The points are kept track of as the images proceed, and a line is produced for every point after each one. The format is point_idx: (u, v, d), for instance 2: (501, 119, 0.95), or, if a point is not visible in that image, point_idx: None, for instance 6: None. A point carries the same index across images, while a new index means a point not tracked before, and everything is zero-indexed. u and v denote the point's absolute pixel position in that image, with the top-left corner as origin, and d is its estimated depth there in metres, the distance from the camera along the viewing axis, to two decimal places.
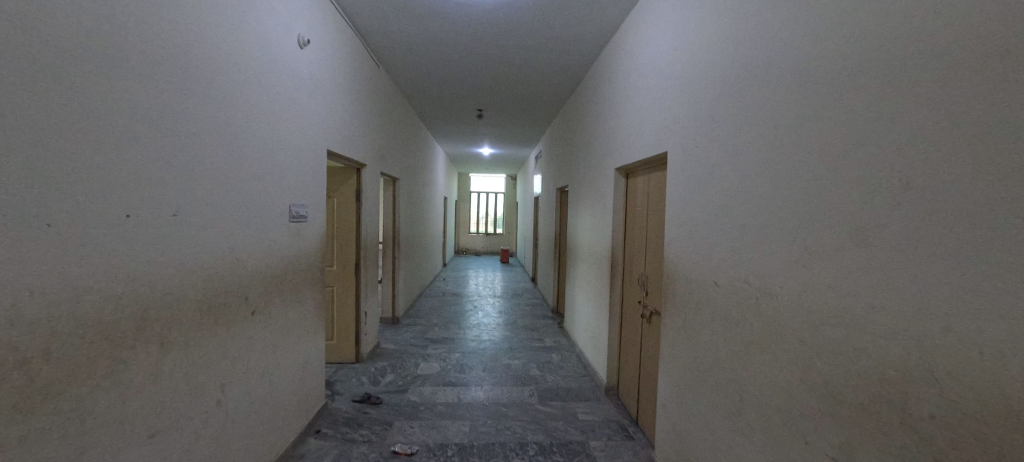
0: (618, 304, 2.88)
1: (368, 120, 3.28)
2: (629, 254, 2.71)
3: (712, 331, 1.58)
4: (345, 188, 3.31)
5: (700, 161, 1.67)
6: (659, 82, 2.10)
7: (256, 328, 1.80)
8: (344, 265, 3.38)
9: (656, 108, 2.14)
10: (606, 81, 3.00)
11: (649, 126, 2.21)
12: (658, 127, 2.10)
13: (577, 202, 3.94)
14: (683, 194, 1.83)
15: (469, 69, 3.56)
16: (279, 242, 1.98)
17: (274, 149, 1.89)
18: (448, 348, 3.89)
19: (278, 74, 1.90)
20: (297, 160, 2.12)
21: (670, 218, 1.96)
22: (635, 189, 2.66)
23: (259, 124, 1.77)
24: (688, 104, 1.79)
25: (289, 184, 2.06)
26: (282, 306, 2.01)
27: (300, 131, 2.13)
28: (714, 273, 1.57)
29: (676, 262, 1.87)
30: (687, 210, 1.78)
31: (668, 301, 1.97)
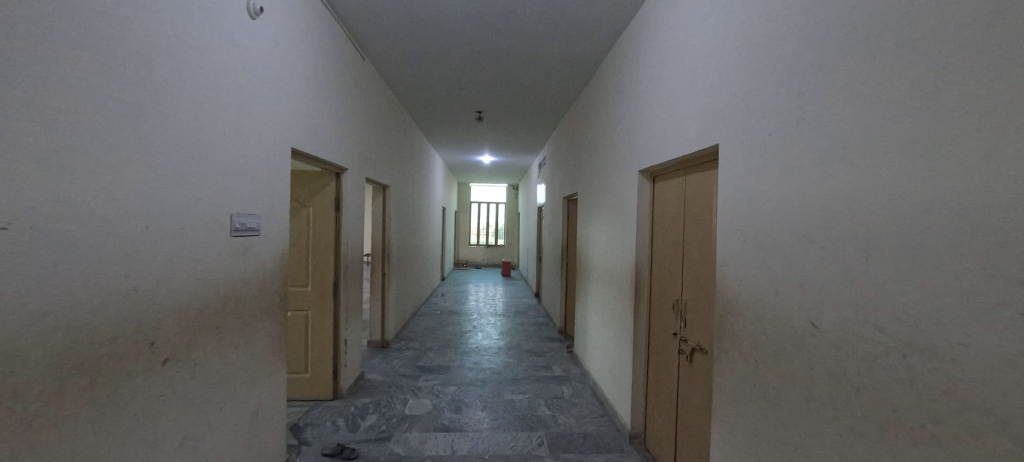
0: (646, 334, 2.39)
1: (349, 118, 2.87)
2: (660, 275, 2.23)
3: (806, 390, 1.12)
4: (321, 196, 2.85)
5: (778, 152, 1.22)
6: (705, 60, 1.67)
7: (172, 380, 1.33)
8: (320, 286, 2.88)
9: (699, 93, 1.70)
10: (627, 71, 2.57)
11: (690, 115, 1.77)
12: (703, 116, 1.66)
13: (589, 211, 3.47)
14: (744, 199, 1.38)
15: (465, 61, 3.18)
16: (217, 262, 1.54)
17: (208, 144, 1.46)
18: (443, 380, 3.38)
19: (212, 45, 1.46)
20: (245, 159, 1.69)
21: (722, 230, 1.51)
22: (666, 196, 2.20)
23: (183, 110, 1.34)
24: (753, 81, 1.35)
25: (233, 188, 1.62)
26: (223, 345, 1.57)
27: (250, 124, 1.71)
28: (805, 308, 1.12)
29: (735, 288, 1.42)
30: (755, 220, 1.32)
31: (724, 339, 1.50)
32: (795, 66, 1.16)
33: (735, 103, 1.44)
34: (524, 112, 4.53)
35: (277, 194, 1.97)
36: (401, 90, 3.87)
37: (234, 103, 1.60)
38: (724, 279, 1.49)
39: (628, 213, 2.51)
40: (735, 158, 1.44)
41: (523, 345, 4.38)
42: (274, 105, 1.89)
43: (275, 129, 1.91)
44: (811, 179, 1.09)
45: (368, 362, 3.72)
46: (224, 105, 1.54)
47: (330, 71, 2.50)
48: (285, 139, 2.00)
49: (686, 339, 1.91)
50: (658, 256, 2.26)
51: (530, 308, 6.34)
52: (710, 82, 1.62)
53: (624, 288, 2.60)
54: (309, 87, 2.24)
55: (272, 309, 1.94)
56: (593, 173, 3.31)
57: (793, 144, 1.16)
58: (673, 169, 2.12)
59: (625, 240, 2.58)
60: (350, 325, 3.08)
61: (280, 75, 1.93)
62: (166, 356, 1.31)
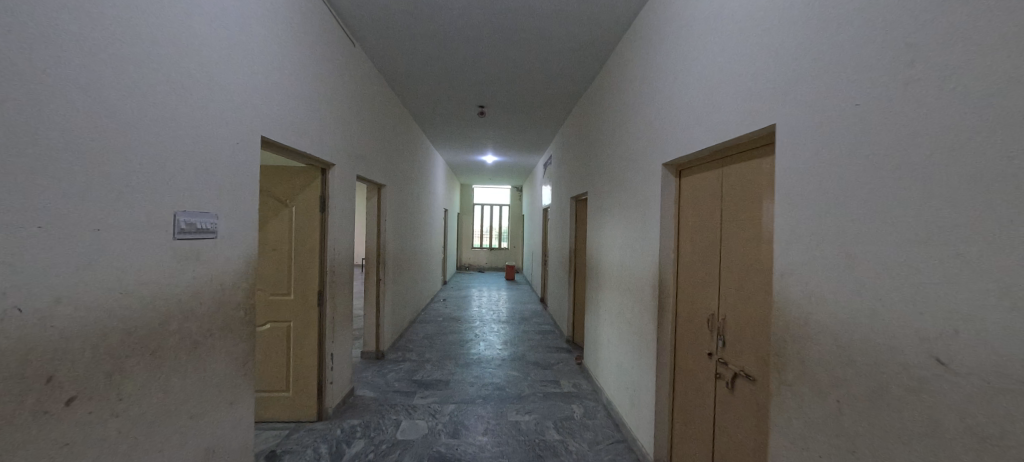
0: (672, 352, 2.06)
1: (336, 109, 2.60)
2: (690, 285, 1.92)
3: (928, 451, 0.82)
4: (306, 193, 2.56)
5: (870, 128, 0.92)
6: (752, 26, 1.38)
7: (84, 423, 1.05)
8: (303, 294, 2.58)
9: (743, 67, 1.41)
10: (647, 53, 2.27)
11: (730, 94, 1.47)
12: (749, 93, 1.36)
13: (602, 211, 3.16)
14: (814, 192, 1.08)
15: (465, 48, 2.90)
16: (153, 273, 1.25)
17: (144, 125, 1.20)
18: (440, 397, 3.07)
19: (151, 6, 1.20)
20: (197, 148, 1.41)
21: (780, 233, 1.21)
22: (698, 192, 1.89)
23: (101, 81, 1.07)
24: (823, 41, 1.05)
25: (182, 183, 1.35)
26: (164, 374, 1.29)
27: (206, 107, 1.44)
28: (923, 340, 0.81)
29: (803, 305, 1.11)
30: (832, 217, 1.02)
31: (785, 368, 1.19)
32: (898, 12, 0.87)
33: (797, 73, 1.14)
34: (529, 107, 4.24)
35: (245, 191, 1.69)
36: (397, 82, 3.60)
37: (183, 83, 1.33)
38: (786, 294, 1.19)
39: (649, 213, 2.20)
40: (798, 141, 1.13)
41: (528, 357, 4.06)
42: (239, 88, 1.62)
43: (241, 116, 1.64)
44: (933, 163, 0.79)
45: (359, 375, 3.42)
46: (167, 83, 1.27)
47: (312, 55, 2.23)
48: (254, 128, 1.73)
49: (726, 363, 1.59)
50: (688, 263, 1.94)
51: (535, 315, 6.01)
52: (759, 51, 1.32)
53: (644, 298, 2.29)
54: (285, 70, 1.97)
55: (235, 325, 1.65)
56: (606, 170, 3.01)
57: (896, 119, 0.86)
58: (706, 160, 1.82)
59: (645, 243, 2.27)
60: (338, 338, 2.79)
61: (247, 53, 1.66)
62: (73, 395, 1.02)
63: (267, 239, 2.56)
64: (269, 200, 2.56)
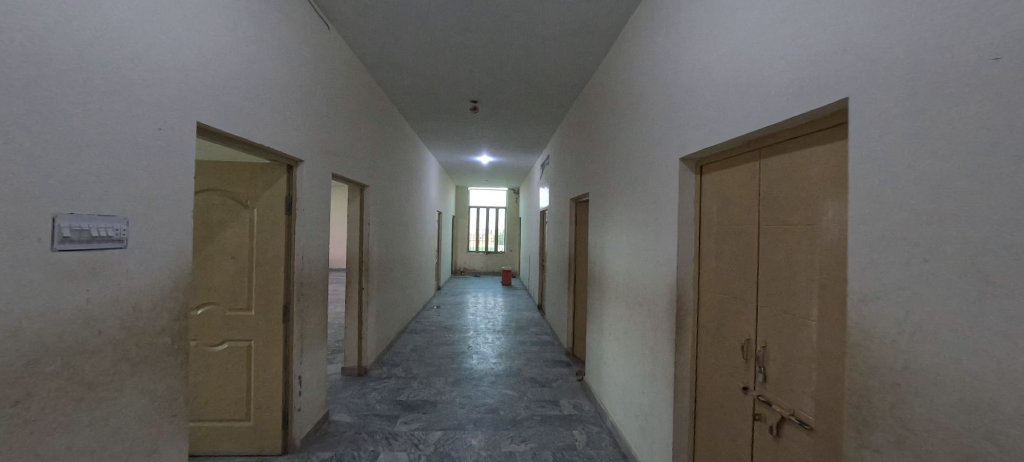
0: (695, 380, 1.75)
1: (305, 98, 2.28)
2: (718, 302, 1.61)
3: None
4: (270, 193, 2.24)
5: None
6: None
7: None
8: (266, 309, 2.25)
9: (794, 33, 1.11)
10: (661, 32, 1.97)
11: (776, 68, 1.17)
12: (805, 64, 1.06)
13: (606, 213, 2.84)
14: (918, 191, 0.78)
15: (453, 33, 2.60)
16: (15, 298, 0.93)
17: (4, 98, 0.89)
18: (427, 422, 2.74)
19: None
20: (98, 136, 1.10)
21: (858, 244, 0.91)
22: (727, 191, 1.59)
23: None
24: None
25: (69, 180, 1.03)
26: (34, 430, 0.98)
27: (113, 85, 1.13)
28: None
29: (902, 345, 0.81)
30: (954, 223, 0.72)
31: (867, 424, 0.89)
32: None
33: (886, 30, 0.84)
34: (525, 102, 3.94)
35: (175, 191, 1.37)
36: (381, 73, 3.29)
37: (74, 52, 1.03)
38: (869, 327, 0.88)
39: (664, 216, 1.89)
40: (890, 121, 0.83)
41: (525, 372, 3.74)
42: (165, 65, 1.31)
43: (168, 99, 1.32)
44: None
45: (337, 396, 3.09)
46: (46, 50, 0.97)
47: (272, 33, 1.92)
48: (189, 114, 1.41)
49: (772, 403, 1.28)
50: (715, 276, 1.64)
51: (532, 323, 5.69)
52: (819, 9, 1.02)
53: (658, 315, 1.97)
54: (235, 48, 1.66)
55: (158, 356, 1.33)
56: (610, 169, 2.70)
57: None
58: (736, 153, 1.51)
59: (659, 250, 1.95)
60: (309, 358, 2.47)
61: (177, 22, 1.35)
62: None
63: (225, 245, 2.24)
64: (228, 202, 2.23)
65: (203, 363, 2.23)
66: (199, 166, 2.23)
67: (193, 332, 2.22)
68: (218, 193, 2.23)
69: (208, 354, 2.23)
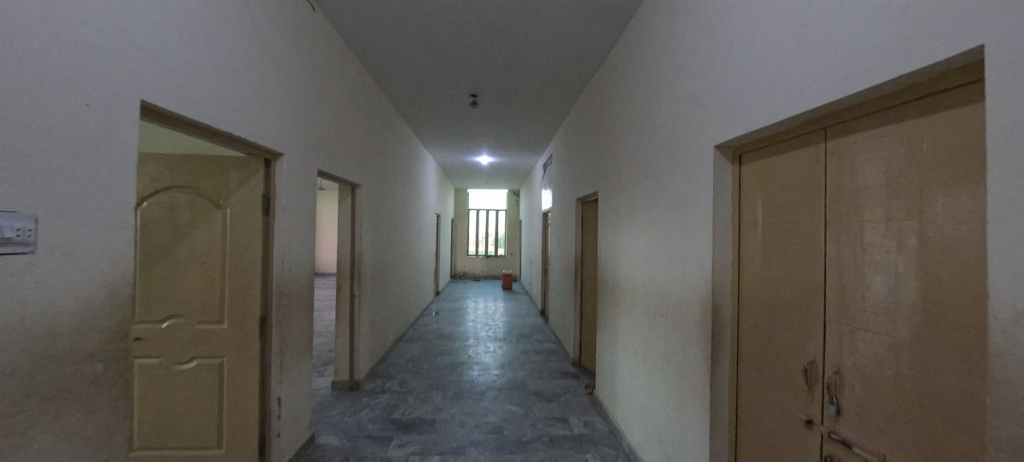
0: (739, 406, 1.49)
1: (283, 84, 2.04)
2: (766, 314, 1.36)
3: None
4: (243, 190, 1.99)
5: None
6: None
7: None
8: (239, 322, 1.98)
9: None
10: (686, 4, 1.73)
11: (857, 22, 0.93)
12: (905, 10, 0.82)
13: (619, 212, 2.59)
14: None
15: (451, 15, 2.36)
16: None
17: None
18: (424, 446, 2.47)
19: None
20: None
21: (1007, 242, 0.66)
22: (776, 182, 1.34)
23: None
24: None
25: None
26: None
27: (16, 45, 0.88)
28: None
29: None
30: None
31: None
32: None
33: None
34: (528, 96, 3.70)
35: (113, 182, 1.12)
36: (374, 63, 3.05)
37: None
38: None
39: (695, 213, 1.65)
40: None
41: (530, 384, 3.47)
42: (98, 28, 1.07)
43: (101, 70, 1.08)
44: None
45: (326, 414, 2.82)
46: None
47: (242, 6, 1.68)
48: (130, 90, 1.17)
49: (855, 445, 1.03)
50: (762, 282, 1.39)
51: (534, 331, 5.42)
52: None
53: (687, 327, 1.71)
54: (193, 17, 1.41)
55: (86, 387, 1.07)
56: (624, 163, 2.45)
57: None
58: (790, 137, 1.27)
59: (689, 254, 1.69)
60: (291, 375, 2.21)
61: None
62: None
63: (194, 250, 1.98)
64: (197, 200, 1.97)
65: (167, 384, 1.96)
66: (163, 160, 1.96)
67: (158, 348, 1.96)
68: (184, 191, 1.97)
69: (174, 373, 1.97)
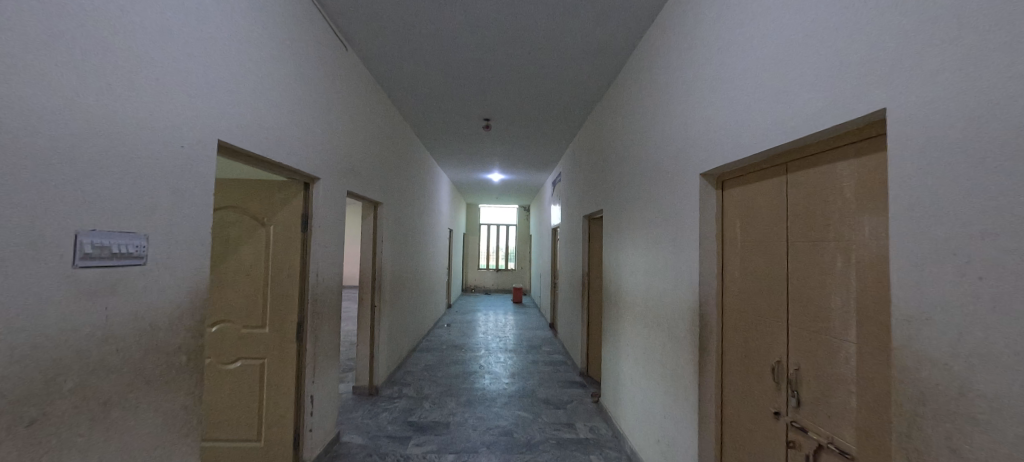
0: (721, 405, 1.67)
1: (325, 120, 2.32)
2: (742, 323, 1.55)
3: None
4: (285, 211, 2.25)
5: (1013, 123, 0.67)
6: (813, 11, 1.11)
7: None
8: (279, 326, 2.24)
9: (806, 61, 1.12)
10: (674, 54, 1.98)
11: (811, 60, 1.10)
12: (855, 54, 0.96)
13: (621, 230, 2.79)
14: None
15: (468, 59, 2.72)
16: (68, 315, 1.00)
17: (98, 138, 1.04)
18: (439, 445, 2.67)
19: (115, 14, 1.07)
20: (91, 144, 1.03)
21: (939, 252, 0.79)
22: (747, 210, 1.56)
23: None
24: (917, 33, 0.82)
25: (43, 184, 0.93)
26: (113, 430, 1.12)
27: (111, 84, 1.07)
28: None
29: (930, 364, 0.80)
30: (970, 245, 0.73)
31: (904, 447, 0.85)
32: None
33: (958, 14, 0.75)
34: (538, 121, 3.96)
35: (201, 209, 1.42)
36: (397, 95, 3.37)
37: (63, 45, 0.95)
38: (904, 345, 0.86)
39: (684, 234, 1.85)
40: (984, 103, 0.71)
41: (538, 393, 3.64)
42: (178, 76, 1.28)
43: (177, 110, 1.28)
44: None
45: (348, 416, 3.02)
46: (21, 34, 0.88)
47: (293, 52, 1.94)
48: (199, 129, 1.38)
49: (806, 430, 1.21)
50: (740, 296, 1.58)
51: (544, 343, 5.57)
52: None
53: (679, 336, 1.89)
54: (250, 60, 1.63)
55: (177, 375, 1.34)
56: (626, 186, 2.67)
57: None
58: (762, 168, 1.45)
59: (679, 270, 1.90)
60: (321, 377, 2.44)
61: (182, 23, 1.28)
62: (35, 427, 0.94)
63: (241, 262, 2.25)
64: (245, 219, 2.26)
65: (214, 382, 2.19)
66: (218, 183, 2.26)
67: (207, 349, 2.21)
68: (235, 210, 2.26)
69: (220, 372, 2.20)
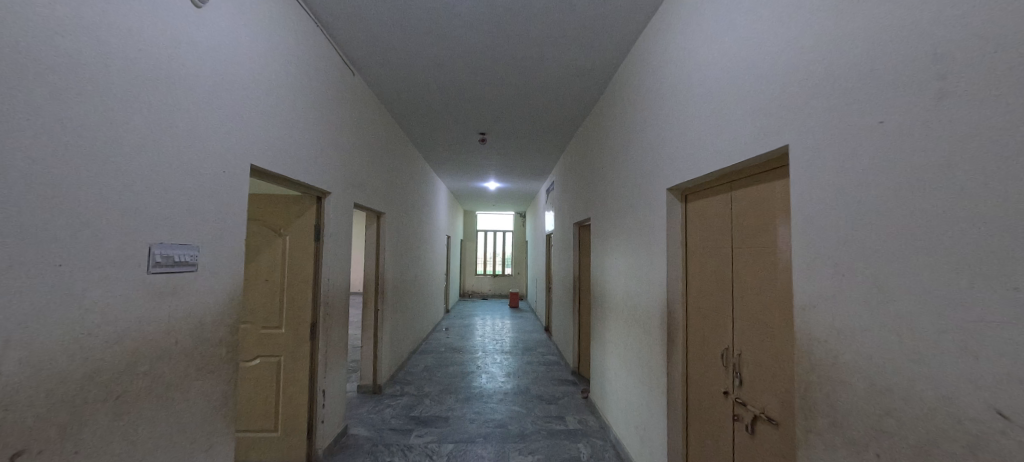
0: (686, 390, 1.92)
1: (336, 140, 2.58)
2: (699, 318, 1.81)
3: None
4: (300, 223, 2.50)
5: (855, 164, 0.94)
6: (740, 64, 1.38)
7: (125, 434, 1.18)
8: (295, 326, 2.47)
9: (736, 103, 1.39)
10: (643, 83, 2.26)
11: (740, 103, 1.37)
12: (767, 101, 1.23)
13: (605, 237, 3.06)
14: (865, 211, 0.91)
15: (465, 83, 2.99)
16: (145, 311, 1.25)
17: (169, 170, 1.30)
18: (439, 436, 2.90)
19: (181, 72, 1.34)
20: (164, 175, 1.29)
21: (822, 257, 1.04)
22: (703, 220, 1.82)
23: (27, 77, 0.91)
24: (802, 92, 1.09)
25: (128, 208, 1.17)
26: (176, 405, 1.36)
27: (178, 126, 1.33)
28: (918, 374, 0.81)
29: (815, 341, 1.06)
30: (835, 251, 1.00)
31: (801, 405, 1.11)
32: (858, 76, 0.93)
33: (830, 78, 1.00)
34: (530, 135, 4.24)
35: (238, 223, 1.67)
36: (399, 114, 3.64)
37: (138, 96, 1.18)
38: (800, 328, 1.12)
39: (654, 241, 2.11)
40: (845, 149, 0.96)
41: (532, 390, 3.87)
42: (223, 115, 1.54)
43: (222, 143, 1.54)
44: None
45: (354, 412, 3.25)
46: (112, 90, 1.11)
47: (310, 83, 2.21)
48: (238, 157, 1.64)
49: (745, 403, 1.46)
50: (698, 295, 1.83)
51: (540, 345, 5.81)
52: (778, 55, 1.19)
53: (652, 330, 2.15)
54: (276, 94, 1.89)
55: (221, 363, 1.58)
56: (608, 197, 2.93)
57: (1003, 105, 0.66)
58: (713, 185, 1.72)
59: (651, 273, 2.16)
60: (332, 373, 2.67)
61: (224, 70, 1.54)
62: (124, 398, 1.18)
63: (260, 269, 2.50)
64: (264, 230, 2.51)
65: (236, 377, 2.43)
66: None
67: None
68: (255, 222, 2.51)
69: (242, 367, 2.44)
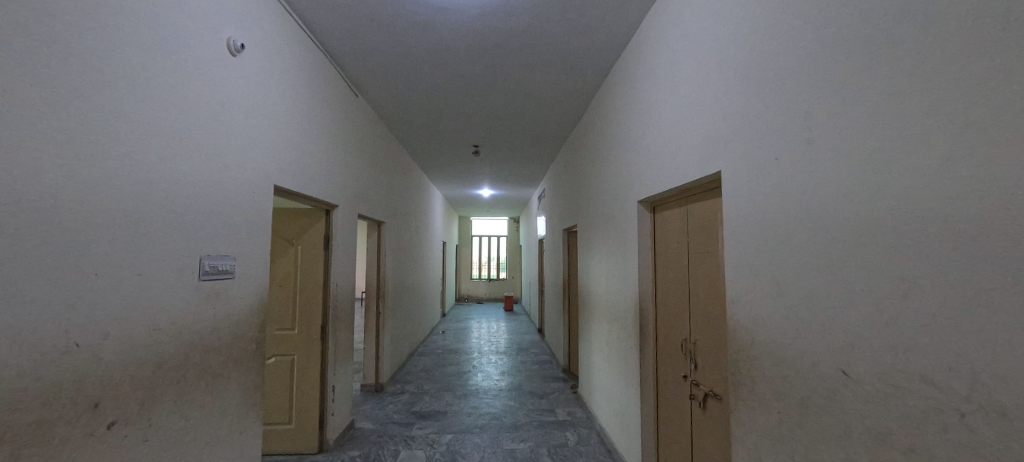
0: (655, 376, 2.20)
1: (343, 158, 2.84)
2: (664, 313, 2.09)
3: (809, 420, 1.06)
4: (311, 233, 2.76)
5: (760, 190, 1.22)
6: (686, 101, 1.67)
7: (184, 412, 1.44)
8: (307, 327, 2.72)
9: (684, 134, 1.68)
10: (616, 107, 2.56)
11: (687, 134, 1.66)
12: (705, 135, 1.52)
13: (589, 243, 3.34)
14: (767, 226, 1.20)
15: (459, 104, 3.27)
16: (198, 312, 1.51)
17: (215, 194, 1.57)
18: (439, 428, 3.15)
19: (223, 113, 1.61)
20: (211, 198, 1.55)
21: (742, 261, 1.32)
22: (667, 228, 2.11)
23: (114, 128, 1.16)
24: (726, 131, 1.39)
25: (187, 226, 1.43)
26: (220, 390, 1.62)
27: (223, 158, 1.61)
28: (797, 347, 1.09)
29: (738, 327, 1.35)
30: (750, 257, 1.28)
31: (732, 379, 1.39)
32: (760, 123, 1.23)
33: (745, 121, 1.29)
34: (521, 148, 4.52)
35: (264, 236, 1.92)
36: (399, 130, 3.91)
37: (192, 135, 1.44)
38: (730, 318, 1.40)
39: (628, 247, 2.40)
40: (754, 177, 1.25)
41: (525, 386, 4.13)
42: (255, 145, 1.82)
43: (254, 168, 1.81)
44: (877, 194, 0.85)
45: (359, 407, 3.50)
46: (175, 133, 1.37)
47: (321, 110, 2.47)
48: (265, 179, 1.91)
49: (698, 383, 1.74)
50: (663, 294, 2.12)
51: (533, 346, 6.05)
52: (711, 99, 1.48)
53: (628, 325, 2.42)
54: (294, 123, 2.15)
55: (251, 357, 1.83)
56: (591, 206, 3.22)
57: (835, 155, 0.95)
58: (673, 199, 2.01)
59: (626, 274, 2.44)
60: (340, 370, 2.92)
61: (255, 107, 1.81)
62: (185, 382, 1.45)
63: (274, 275, 2.75)
64: (278, 240, 2.76)
65: None
66: None
67: None
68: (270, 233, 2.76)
69: None
